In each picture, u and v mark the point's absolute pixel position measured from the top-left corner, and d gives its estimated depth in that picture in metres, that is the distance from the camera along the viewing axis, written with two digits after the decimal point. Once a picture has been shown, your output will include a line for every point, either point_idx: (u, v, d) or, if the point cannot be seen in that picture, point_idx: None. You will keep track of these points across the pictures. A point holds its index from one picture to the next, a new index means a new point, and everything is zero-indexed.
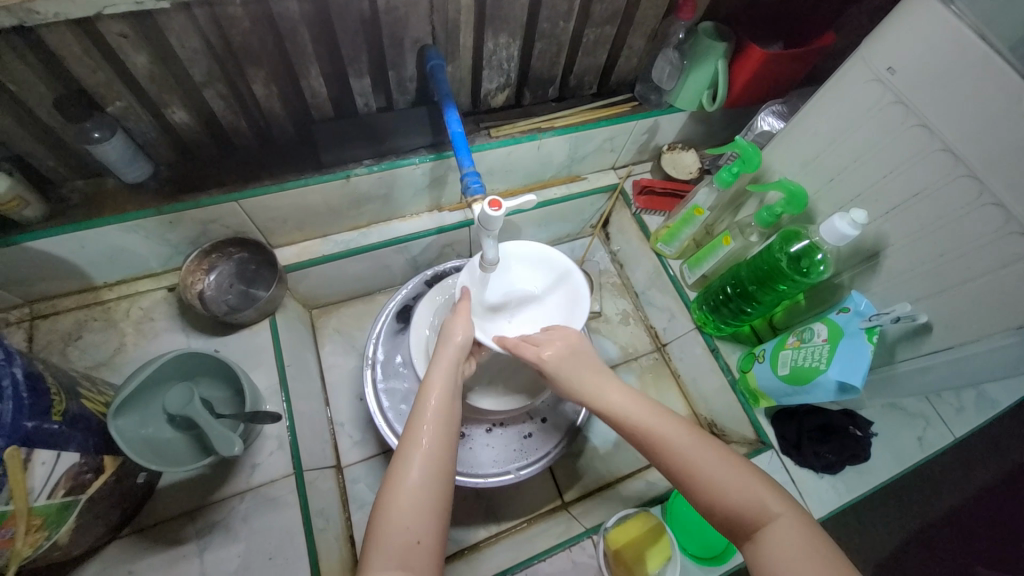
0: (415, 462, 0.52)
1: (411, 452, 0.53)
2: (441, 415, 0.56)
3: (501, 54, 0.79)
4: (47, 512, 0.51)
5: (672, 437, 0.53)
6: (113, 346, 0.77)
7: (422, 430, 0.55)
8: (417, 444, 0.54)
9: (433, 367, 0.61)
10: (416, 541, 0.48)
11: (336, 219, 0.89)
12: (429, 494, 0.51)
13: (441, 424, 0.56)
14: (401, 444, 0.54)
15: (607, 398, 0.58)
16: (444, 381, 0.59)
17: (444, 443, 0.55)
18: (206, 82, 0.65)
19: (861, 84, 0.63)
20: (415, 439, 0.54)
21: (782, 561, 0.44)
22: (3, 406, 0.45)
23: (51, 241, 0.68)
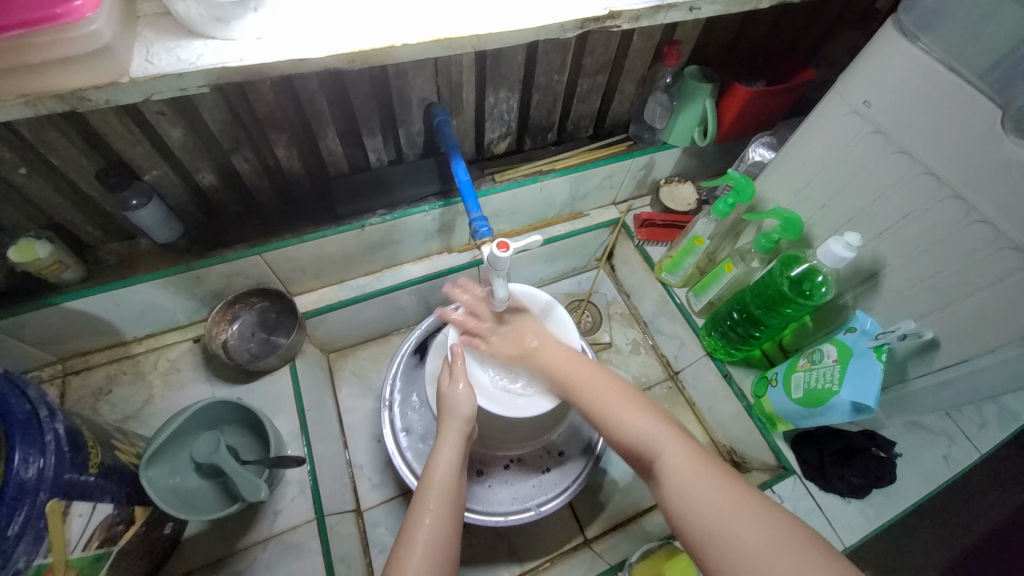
0: (417, 543, 0.54)
1: (415, 532, 0.55)
2: (446, 490, 0.59)
3: (501, 106, 0.86)
4: (82, 564, 0.52)
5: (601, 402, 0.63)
6: (141, 399, 0.80)
7: (425, 502, 0.58)
8: (420, 521, 0.56)
9: (439, 447, 0.63)
10: None
11: (352, 265, 0.93)
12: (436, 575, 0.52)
13: (445, 501, 0.58)
14: (406, 523, 0.57)
15: (550, 370, 0.68)
16: (453, 454, 0.62)
17: (448, 521, 0.57)
18: (235, 148, 0.71)
19: (840, 117, 0.67)
20: (419, 519, 0.56)
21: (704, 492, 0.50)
22: (47, 460, 0.47)
23: (86, 301, 0.73)
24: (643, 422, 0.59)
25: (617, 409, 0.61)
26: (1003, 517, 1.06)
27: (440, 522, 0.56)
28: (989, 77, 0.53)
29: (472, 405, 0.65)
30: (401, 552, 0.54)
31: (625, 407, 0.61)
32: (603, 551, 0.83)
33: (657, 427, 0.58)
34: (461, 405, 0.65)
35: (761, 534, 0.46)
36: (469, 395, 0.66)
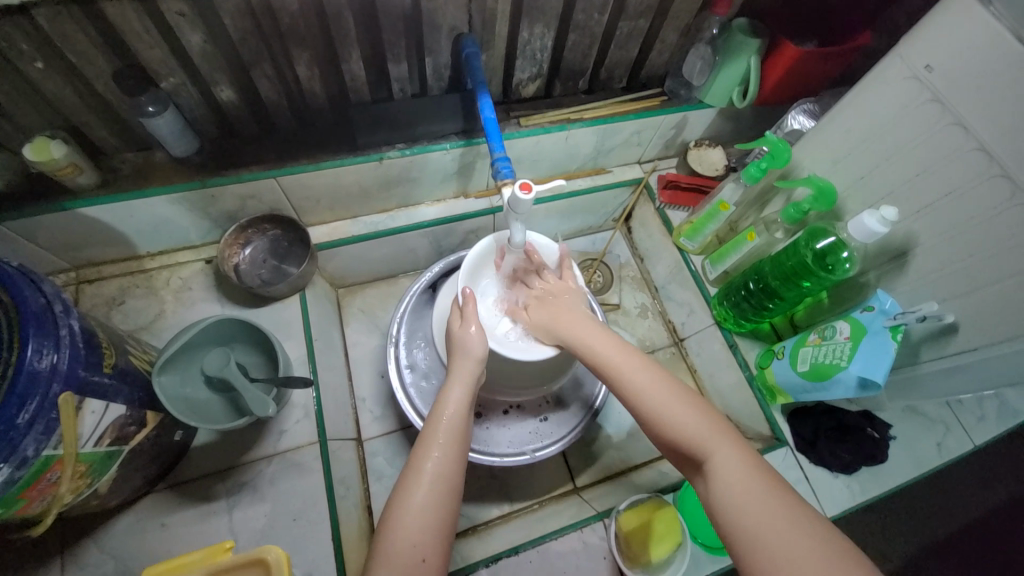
0: (422, 475, 0.55)
1: (422, 465, 0.56)
2: (455, 431, 0.59)
3: (535, 44, 0.81)
4: (92, 459, 0.53)
5: (632, 375, 0.58)
6: (153, 312, 0.81)
7: (432, 437, 0.58)
8: (427, 454, 0.57)
9: (451, 384, 0.64)
10: (419, 558, 0.50)
11: (367, 201, 0.92)
12: (436, 507, 0.53)
13: (452, 441, 0.58)
14: (412, 456, 0.57)
15: (578, 332, 0.65)
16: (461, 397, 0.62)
17: (455, 459, 0.57)
18: (254, 63, 0.68)
19: (897, 81, 0.63)
20: (426, 452, 0.57)
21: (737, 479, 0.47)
22: (60, 355, 0.47)
23: (100, 209, 0.72)
24: (685, 412, 0.53)
25: (654, 389, 0.56)
26: (986, 511, 1.08)
27: (447, 457, 0.57)
28: None
29: (483, 346, 0.66)
30: (404, 485, 0.55)
31: (645, 374, 0.58)
32: (591, 499, 0.86)
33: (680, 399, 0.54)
34: (475, 344, 0.66)
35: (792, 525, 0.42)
36: (481, 337, 0.67)
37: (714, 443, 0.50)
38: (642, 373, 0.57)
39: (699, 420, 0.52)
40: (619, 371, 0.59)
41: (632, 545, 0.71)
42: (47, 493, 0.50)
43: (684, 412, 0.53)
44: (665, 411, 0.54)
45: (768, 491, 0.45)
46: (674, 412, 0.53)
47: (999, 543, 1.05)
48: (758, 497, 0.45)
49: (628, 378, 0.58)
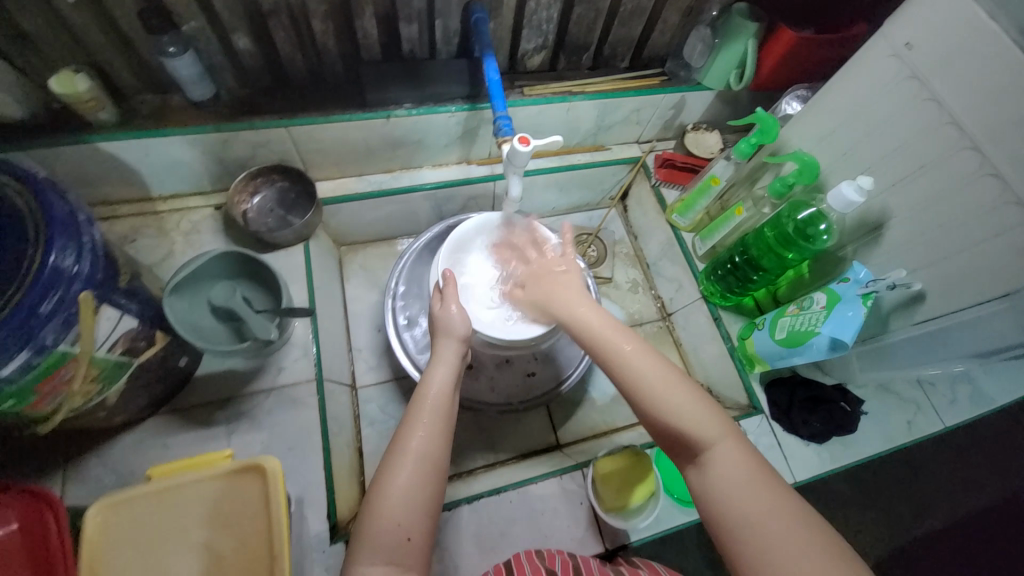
0: (408, 454, 0.52)
1: (406, 444, 0.53)
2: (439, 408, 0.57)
3: (541, 14, 0.84)
4: (104, 365, 0.57)
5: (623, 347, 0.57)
6: (163, 251, 0.85)
7: (418, 415, 0.56)
8: (414, 432, 0.54)
9: (435, 363, 0.62)
10: (405, 539, 0.49)
11: (372, 160, 0.95)
12: (423, 485, 0.51)
13: (438, 422, 0.56)
14: (396, 434, 0.54)
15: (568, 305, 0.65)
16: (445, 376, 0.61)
17: (442, 440, 0.55)
18: (272, 12, 0.71)
19: (879, 60, 0.66)
20: (412, 431, 0.54)
21: (735, 480, 0.47)
22: (81, 260, 0.50)
23: (118, 145, 0.75)
24: (673, 391, 0.52)
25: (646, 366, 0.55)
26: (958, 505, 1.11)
27: (433, 436, 0.55)
28: None
29: (466, 326, 0.67)
30: (388, 466, 0.52)
31: (638, 352, 0.56)
32: (571, 454, 0.90)
33: (664, 374, 0.54)
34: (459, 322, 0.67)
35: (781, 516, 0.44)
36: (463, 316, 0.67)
37: (711, 436, 0.50)
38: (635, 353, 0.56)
39: (696, 408, 0.51)
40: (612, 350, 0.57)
41: (606, 495, 0.74)
42: (59, 391, 0.54)
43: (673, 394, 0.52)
44: (654, 391, 0.53)
45: (757, 486, 0.46)
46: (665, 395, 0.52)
47: (967, 527, 1.09)
48: (747, 491, 0.46)
49: (620, 354, 0.56)
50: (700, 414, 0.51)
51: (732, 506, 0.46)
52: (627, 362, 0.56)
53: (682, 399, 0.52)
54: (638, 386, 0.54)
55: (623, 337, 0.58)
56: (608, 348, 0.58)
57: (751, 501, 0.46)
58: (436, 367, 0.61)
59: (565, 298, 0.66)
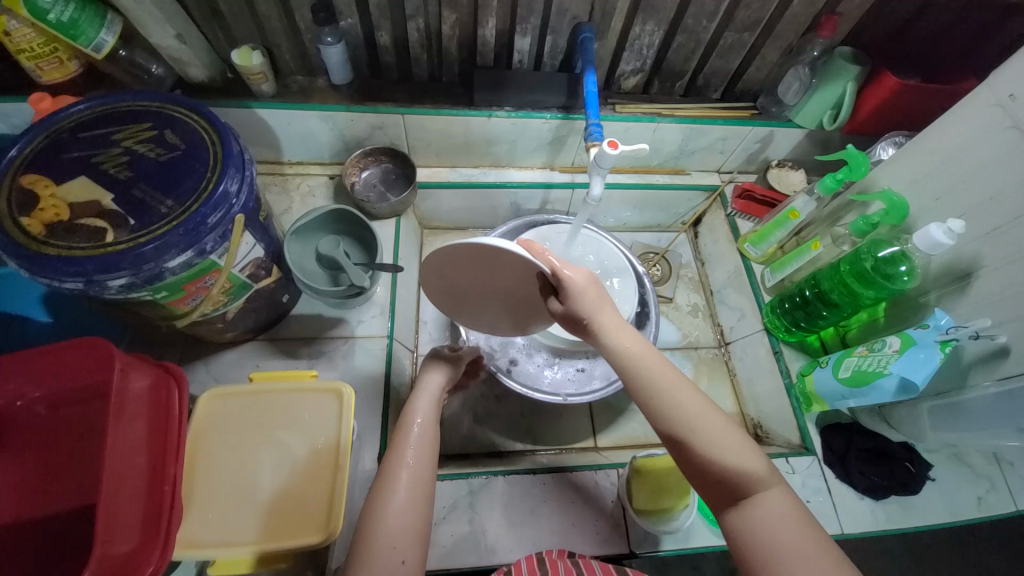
0: (397, 478, 0.57)
1: (396, 471, 0.58)
2: (423, 440, 0.63)
3: (644, 39, 0.91)
4: (233, 281, 0.68)
5: (662, 384, 0.58)
6: (284, 206, 0.99)
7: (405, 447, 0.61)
8: (399, 462, 0.59)
9: (415, 403, 0.68)
10: (400, 561, 0.52)
11: (467, 154, 1.06)
12: (418, 500, 0.56)
13: (424, 449, 0.61)
14: (386, 461, 0.60)
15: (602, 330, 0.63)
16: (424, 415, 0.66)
17: (426, 467, 0.60)
18: (413, 16, 0.84)
19: (982, 108, 0.66)
20: (399, 458, 0.59)
21: (769, 518, 0.52)
22: (242, 189, 0.62)
23: (270, 112, 0.90)
24: (716, 427, 0.56)
25: (686, 404, 0.57)
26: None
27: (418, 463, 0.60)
28: None
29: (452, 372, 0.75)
30: (378, 493, 0.57)
31: (674, 386, 0.58)
32: (608, 457, 0.91)
33: (701, 408, 0.56)
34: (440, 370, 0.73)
35: (815, 552, 0.49)
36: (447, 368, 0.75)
37: (753, 477, 0.54)
38: (675, 390, 0.58)
39: (745, 452, 0.54)
40: (651, 386, 0.59)
41: (637, 494, 0.74)
42: (200, 295, 0.65)
43: (711, 424, 0.56)
44: (690, 427, 0.56)
45: (795, 523, 0.51)
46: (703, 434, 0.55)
47: None
48: (783, 525, 0.51)
49: (661, 389, 0.58)
50: (741, 455, 0.54)
51: (768, 540, 0.51)
52: (675, 399, 0.57)
53: (723, 437, 0.55)
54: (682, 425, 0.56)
55: (668, 373, 0.59)
56: (653, 380, 0.59)
57: (786, 532, 0.50)
58: (415, 408, 0.67)
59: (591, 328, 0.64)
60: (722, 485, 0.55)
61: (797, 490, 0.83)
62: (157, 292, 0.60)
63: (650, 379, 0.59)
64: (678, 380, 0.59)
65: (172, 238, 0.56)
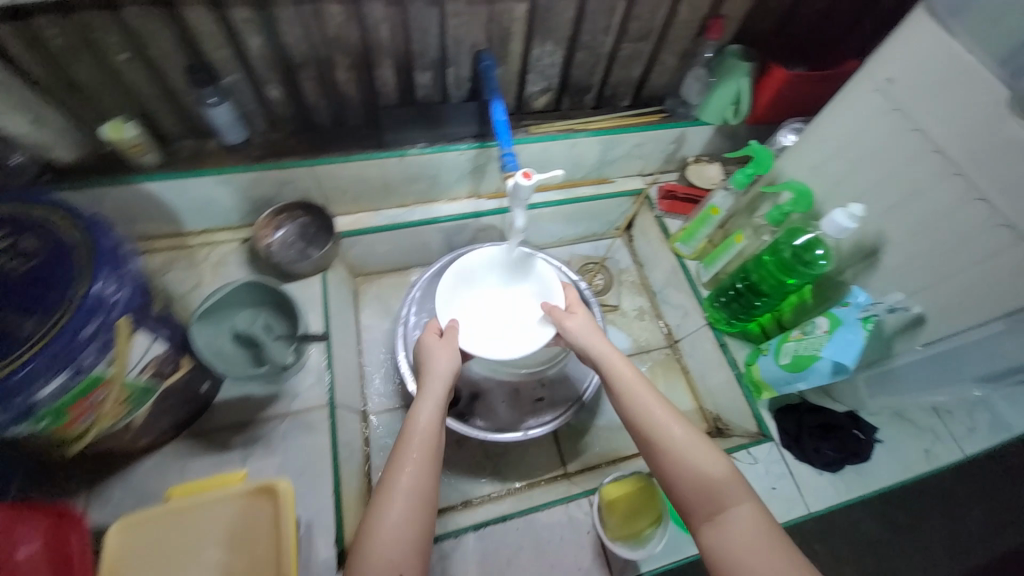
0: (397, 493, 0.57)
1: (396, 481, 0.58)
2: (426, 443, 0.62)
3: (545, 60, 0.91)
4: (132, 388, 0.62)
5: (647, 403, 0.62)
6: (192, 282, 0.90)
7: (407, 455, 0.60)
8: (402, 472, 0.59)
9: (421, 400, 0.67)
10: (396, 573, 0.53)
11: (388, 195, 1.01)
12: (412, 514, 0.56)
13: (427, 455, 0.61)
14: (385, 474, 0.59)
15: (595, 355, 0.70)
16: (430, 416, 0.65)
17: (427, 475, 0.59)
18: (301, 64, 0.79)
19: (863, 94, 0.70)
20: (400, 468, 0.59)
21: (739, 536, 0.51)
22: (122, 288, 0.56)
23: (158, 185, 0.82)
24: (693, 443, 0.59)
25: (665, 422, 0.60)
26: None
27: (421, 472, 0.59)
28: (1009, 63, 0.55)
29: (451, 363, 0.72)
30: (377, 508, 0.56)
31: (658, 405, 0.62)
32: (579, 482, 0.89)
33: (682, 426, 0.60)
34: (441, 362, 0.71)
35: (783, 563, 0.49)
36: (448, 360, 0.72)
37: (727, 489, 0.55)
38: (657, 410, 0.62)
39: (719, 463, 0.57)
40: (635, 407, 0.62)
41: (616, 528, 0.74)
42: (92, 412, 0.58)
43: (689, 443, 0.59)
44: (672, 444, 0.59)
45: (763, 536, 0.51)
46: (683, 448, 0.58)
47: None
48: (750, 540, 0.51)
49: (644, 409, 0.62)
50: (714, 466, 0.57)
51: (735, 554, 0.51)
52: (655, 417, 0.61)
53: (703, 450, 0.58)
54: (663, 440, 0.59)
55: (651, 394, 0.63)
56: (639, 401, 0.63)
57: (755, 546, 0.50)
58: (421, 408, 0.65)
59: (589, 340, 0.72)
60: (701, 499, 0.55)
61: (761, 479, 0.85)
62: (37, 422, 0.52)
63: (636, 398, 0.63)
64: (663, 403, 0.63)
65: (42, 361, 0.49)
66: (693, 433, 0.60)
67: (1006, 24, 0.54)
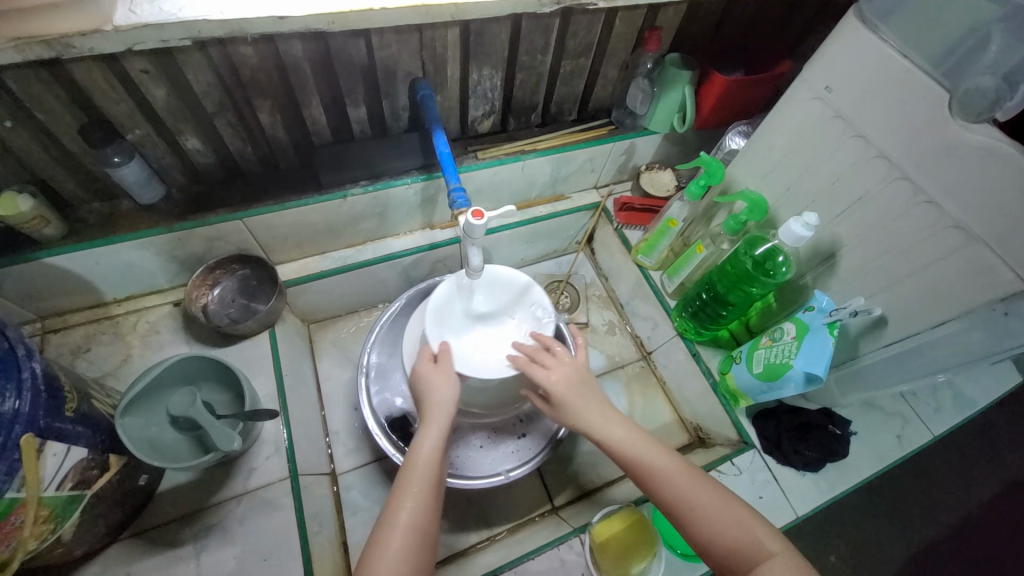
0: (400, 525, 0.55)
1: (398, 513, 0.56)
2: (428, 472, 0.59)
3: (485, 84, 0.87)
4: (54, 504, 0.53)
5: (655, 461, 0.59)
6: (120, 357, 0.81)
7: (409, 484, 0.58)
8: (403, 504, 0.57)
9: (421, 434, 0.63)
10: None
11: (334, 237, 0.95)
12: (416, 554, 0.54)
13: (426, 491, 0.58)
14: (388, 505, 0.57)
15: (594, 415, 0.63)
16: (432, 445, 0.62)
17: (429, 509, 0.57)
18: (217, 112, 0.72)
19: (804, 102, 0.70)
20: (403, 501, 0.57)
21: None
22: (22, 399, 0.48)
23: (66, 258, 0.73)
24: (707, 497, 0.56)
25: (676, 479, 0.57)
26: (940, 515, 1.16)
27: (423, 502, 0.57)
28: (942, 65, 0.55)
29: (452, 393, 0.65)
30: (380, 537, 0.54)
31: (666, 462, 0.59)
32: (567, 517, 0.87)
33: (693, 479, 0.57)
34: (438, 391, 0.65)
35: None
36: (446, 390, 0.65)
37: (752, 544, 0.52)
38: (667, 467, 0.58)
39: (737, 516, 0.54)
40: (644, 466, 0.59)
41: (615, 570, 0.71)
42: (11, 539, 0.49)
43: (704, 497, 0.56)
44: (687, 500, 0.56)
45: None
46: (697, 503, 0.55)
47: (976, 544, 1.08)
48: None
49: (651, 468, 0.59)
50: (733, 522, 0.54)
51: None
52: (667, 480, 0.58)
53: (719, 503, 0.55)
54: (677, 500, 0.56)
55: (660, 451, 0.60)
56: (648, 467, 0.59)
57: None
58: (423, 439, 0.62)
59: (585, 396, 0.65)
60: (729, 558, 0.53)
61: (747, 489, 0.83)
62: None
63: (643, 462, 0.59)
64: (671, 459, 0.59)
65: None
66: (705, 486, 0.57)
67: (940, 29, 0.55)
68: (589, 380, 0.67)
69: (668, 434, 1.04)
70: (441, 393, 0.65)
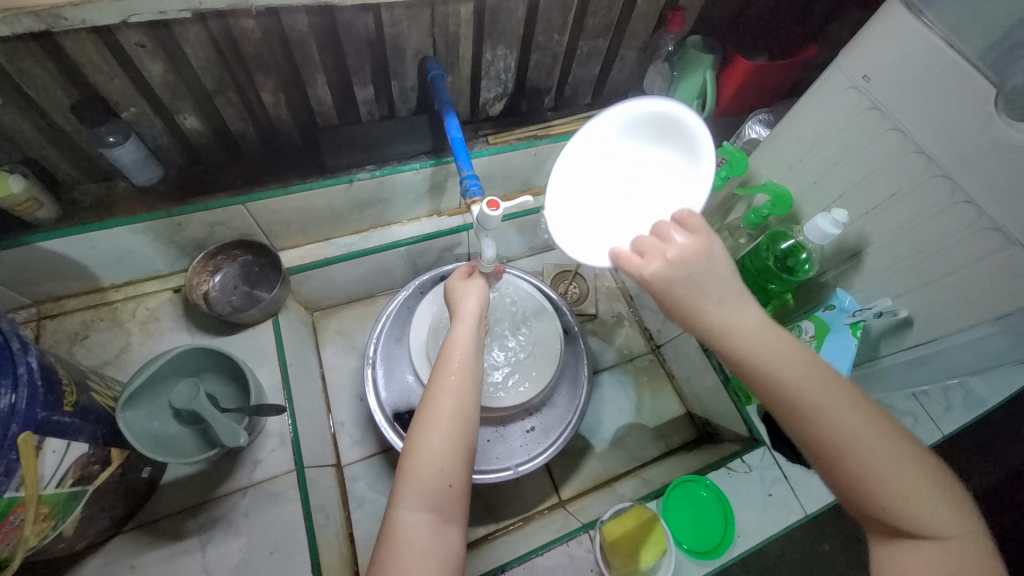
0: (442, 414, 0.53)
1: (439, 405, 0.53)
2: (465, 368, 0.57)
3: (499, 64, 0.83)
4: (55, 500, 0.52)
5: (820, 391, 0.43)
6: (119, 345, 0.79)
7: (446, 373, 0.56)
8: (441, 395, 0.54)
9: (455, 329, 0.61)
10: (447, 485, 0.50)
11: (338, 223, 0.92)
12: (456, 443, 0.52)
13: (464, 381, 0.56)
14: (427, 394, 0.55)
15: (727, 318, 0.46)
16: (466, 342, 0.59)
17: (470, 399, 0.55)
18: (218, 90, 0.68)
19: (838, 91, 0.66)
20: (441, 391, 0.54)
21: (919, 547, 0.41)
22: (18, 394, 0.46)
23: (61, 243, 0.70)
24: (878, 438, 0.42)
25: (845, 416, 0.43)
26: None
27: (464, 395, 0.55)
28: (989, 56, 0.52)
29: (483, 302, 0.65)
30: (421, 430, 0.52)
31: (829, 393, 0.43)
32: (575, 511, 0.86)
33: (862, 418, 0.43)
34: (471, 303, 0.64)
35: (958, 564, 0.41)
36: (478, 299, 0.65)
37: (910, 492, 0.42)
38: (837, 402, 0.43)
39: (903, 463, 0.42)
40: (798, 395, 0.43)
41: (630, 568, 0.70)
42: (11, 538, 0.47)
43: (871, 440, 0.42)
44: (845, 441, 0.42)
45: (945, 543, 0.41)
46: (862, 447, 0.42)
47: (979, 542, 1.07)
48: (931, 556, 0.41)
49: (813, 400, 0.43)
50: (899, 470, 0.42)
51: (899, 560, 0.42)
52: (823, 415, 0.43)
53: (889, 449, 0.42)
54: (836, 441, 0.42)
55: (824, 378, 0.44)
56: (799, 394, 0.43)
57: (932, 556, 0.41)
58: (455, 337, 0.60)
59: (715, 288, 0.46)
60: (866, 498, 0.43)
61: (757, 486, 0.79)
62: None
63: (795, 394, 0.43)
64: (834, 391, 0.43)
65: None
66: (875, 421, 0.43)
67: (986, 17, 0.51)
68: (724, 268, 0.47)
69: (676, 428, 1.03)
70: (471, 302, 0.64)
